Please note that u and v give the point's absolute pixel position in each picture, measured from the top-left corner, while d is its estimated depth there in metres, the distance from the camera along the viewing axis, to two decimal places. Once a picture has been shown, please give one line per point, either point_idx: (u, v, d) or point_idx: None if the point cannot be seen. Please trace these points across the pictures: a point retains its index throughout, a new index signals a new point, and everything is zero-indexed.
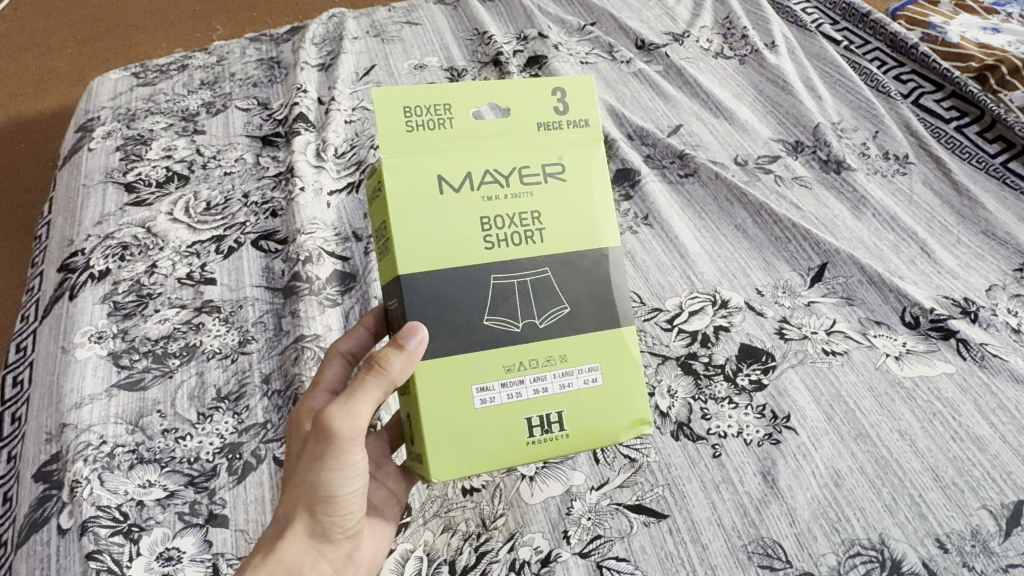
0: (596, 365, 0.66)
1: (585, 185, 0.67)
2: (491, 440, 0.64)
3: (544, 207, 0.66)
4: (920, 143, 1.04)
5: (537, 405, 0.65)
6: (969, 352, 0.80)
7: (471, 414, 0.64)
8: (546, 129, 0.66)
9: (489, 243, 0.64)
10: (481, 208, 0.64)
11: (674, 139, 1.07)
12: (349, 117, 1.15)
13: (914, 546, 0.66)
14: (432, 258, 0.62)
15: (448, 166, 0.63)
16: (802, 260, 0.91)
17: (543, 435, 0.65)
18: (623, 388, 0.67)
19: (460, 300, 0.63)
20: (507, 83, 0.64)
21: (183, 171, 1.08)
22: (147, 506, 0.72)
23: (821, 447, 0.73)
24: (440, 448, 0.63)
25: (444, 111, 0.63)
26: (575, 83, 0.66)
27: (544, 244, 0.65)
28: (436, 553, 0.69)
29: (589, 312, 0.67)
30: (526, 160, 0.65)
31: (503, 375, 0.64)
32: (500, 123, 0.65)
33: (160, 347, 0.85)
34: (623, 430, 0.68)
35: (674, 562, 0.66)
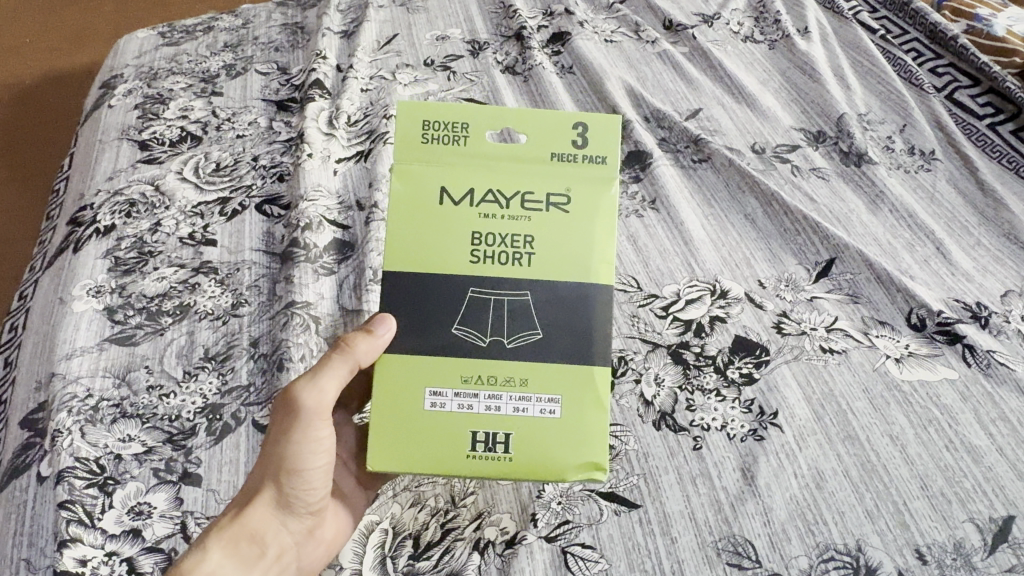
0: (556, 398, 0.66)
1: (586, 220, 0.68)
2: (433, 445, 0.65)
3: (539, 233, 0.68)
4: (949, 139, 1.00)
5: (486, 422, 0.66)
6: (974, 358, 0.77)
7: (421, 417, 0.66)
8: (559, 160, 0.68)
9: (476, 258, 0.67)
10: (476, 223, 0.67)
11: (691, 123, 1.05)
12: (365, 85, 1.15)
13: (892, 555, 0.64)
14: (422, 262, 0.67)
15: (453, 179, 0.68)
16: (809, 254, 0.88)
17: (486, 453, 0.65)
18: (583, 428, 0.66)
19: (434, 306, 0.67)
20: (529, 111, 0.68)
21: (197, 132, 1.08)
22: (124, 460, 0.72)
23: (807, 446, 0.71)
24: (383, 441, 0.65)
25: (462, 130, 0.68)
26: (600, 121, 0.68)
27: (531, 268, 0.67)
28: (401, 526, 0.68)
29: (558, 344, 0.67)
30: (531, 186, 0.68)
31: (458, 384, 0.66)
32: (515, 149, 0.68)
33: (155, 304, 0.86)
34: (573, 469, 0.66)
35: (640, 553, 0.65)
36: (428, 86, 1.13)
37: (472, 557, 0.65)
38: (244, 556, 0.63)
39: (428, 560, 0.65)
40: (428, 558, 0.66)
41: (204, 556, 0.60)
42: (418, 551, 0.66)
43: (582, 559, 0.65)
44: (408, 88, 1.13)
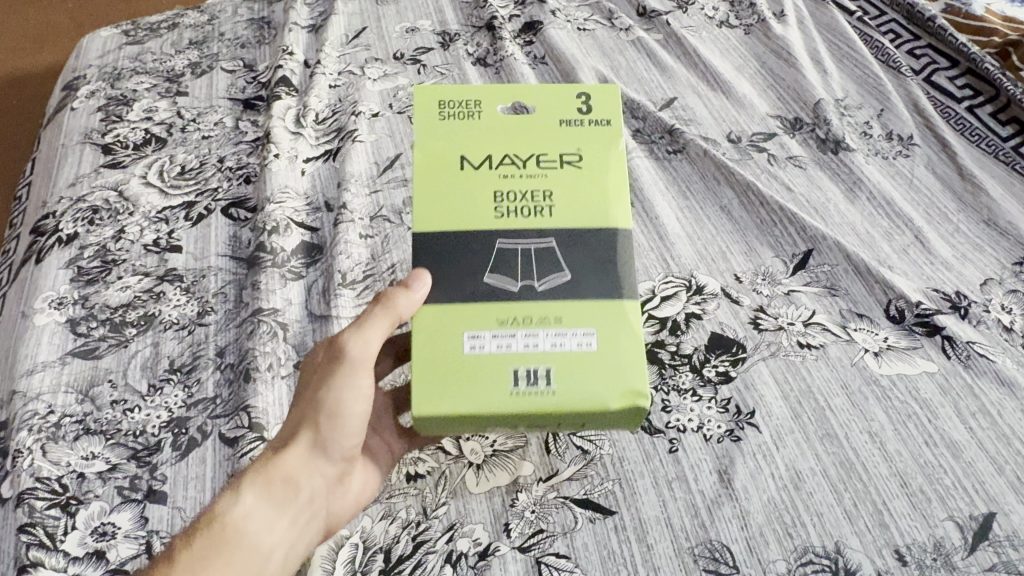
0: (592, 330, 0.63)
1: (600, 176, 0.67)
2: (477, 384, 0.61)
3: (558, 188, 0.67)
4: (927, 123, 0.98)
5: (528, 356, 0.62)
6: (954, 350, 0.76)
7: (461, 357, 0.62)
8: (568, 125, 0.69)
9: (501, 212, 0.66)
10: (497, 183, 0.67)
11: (665, 113, 1.03)
12: (334, 81, 1.12)
13: (871, 557, 0.63)
14: (446, 220, 0.66)
15: (472, 149, 0.68)
16: (786, 245, 0.86)
17: (528, 387, 0.61)
18: (623, 354, 0.62)
19: (463, 261, 0.65)
20: (537, 82, 0.70)
21: (162, 134, 1.06)
22: (87, 479, 0.70)
23: (785, 446, 0.70)
24: (426, 383, 0.62)
25: (475, 107, 0.69)
26: (600, 90, 0.70)
27: (554, 215, 0.66)
28: (372, 539, 0.66)
29: (589, 285, 0.64)
30: (545, 148, 0.68)
31: (496, 326, 0.63)
32: (527, 117, 0.69)
33: (119, 315, 0.84)
34: (615, 400, 0.61)
35: (616, 561, 0.64)
36: (398, 81, 1.11)
37: (444, 570, 0.64)
38: (279, 500, 0.64)
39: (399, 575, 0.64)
40: (399, 573, 0.64)
41: (238, 498, 0.62)
42: (388, 565, 0.64)
43: (556, 569, 0.64)
44: (377, 83, 1.11)
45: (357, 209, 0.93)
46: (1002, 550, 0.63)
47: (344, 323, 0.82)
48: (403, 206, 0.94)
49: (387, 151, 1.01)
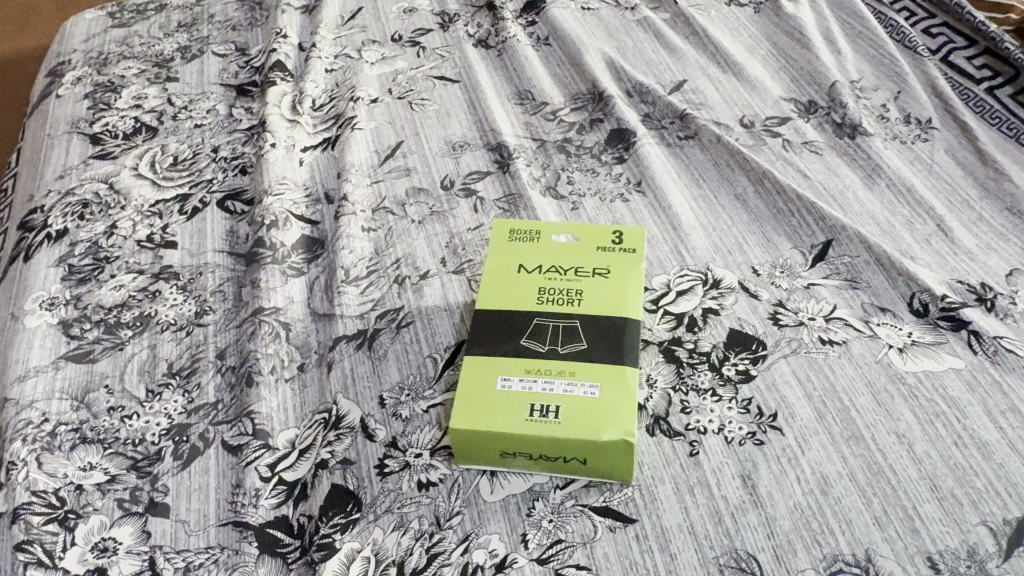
0: (601, 382, 0.65)
1: (625, 282, 0.72)
2: (501, 412, 0.64)
3: (590, 290, 0.72)
4: (946, 106, 0.95)
5: (541, 397, 0.65)
6: (981, 345, 0.73)
7: (484, 390, 0.66)
8: (604, 253, 0.75)
9: (541, 301, 0.71)
10: (541, 283, 0.73)
11: (675, 97, 0.99)
12: (330, 65, 1.09)
13: (903, 566, 0.61)
14: (500, 302, 0.72)
15: (529, 259, 0.75)
16: (804, 236, 0.83)
17: (540, 418, 0.64)
18: (624, 406, 0.64)
19: (504, 330, 0.70)
20: (581, 226, 0.77)
21: (152, 122, 1.02)
22: (85, 492, 0.68)
23: (810, 449, 0.68)
24: (461, 407, 0.65)
25: (535, 234, 0.77)
26: (633, 231, 0.76)
27: (583, 306, 0.70)
28: (384, 552, 0.63)
29: (602, 351, 0.67)
30: (584, 264, 0.74)
31: (526, 372, 0.66)
32: (570, 250, 0.75)
33: (113, 316, 0.81)
34: (609, 437, 0.62)
35: (639, 572, 0.62)
36: (397, 65, 1.07)
37: None
38: None
39: None
40: None
41: None
42: None
43: None
44: (376, 66, 1.07)
45: (358, 201, 0.90)
46: None
47: (348, 322, 0.79)
48: (406, 197, 0.91)
49: (388, 139, 0.97)
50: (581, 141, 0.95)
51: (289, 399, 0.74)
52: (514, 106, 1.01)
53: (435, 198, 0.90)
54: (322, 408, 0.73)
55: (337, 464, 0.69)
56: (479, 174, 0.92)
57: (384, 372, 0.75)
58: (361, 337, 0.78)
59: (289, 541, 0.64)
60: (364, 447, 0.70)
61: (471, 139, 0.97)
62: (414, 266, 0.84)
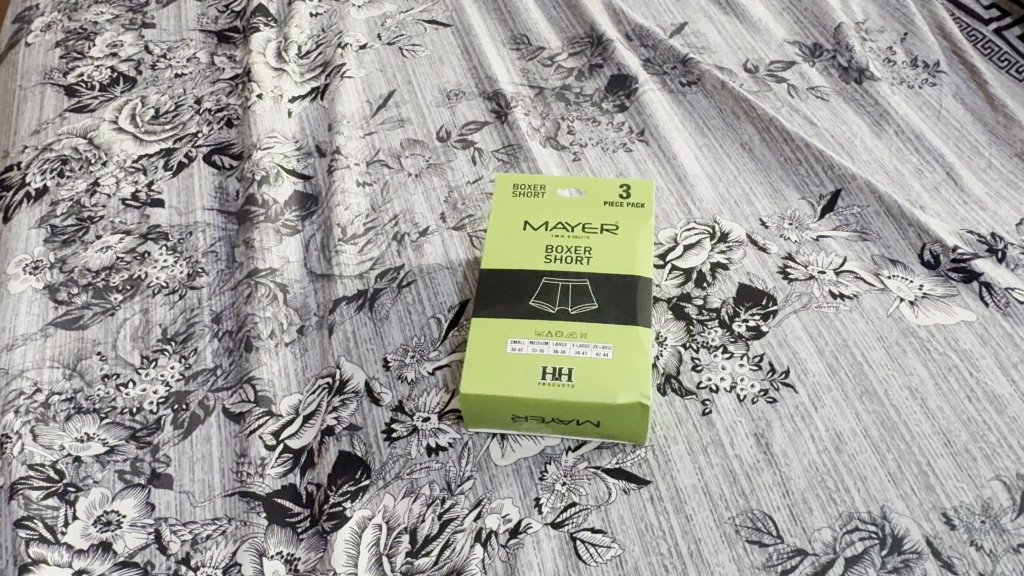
0: (613, 343, 0.64)
1: (633, 238, 0.70)
2: (511, 374, 0.63)
3: (598, 246, 0.70)
4: (954, 48, 0.93)
5: (553, 358, 0.63)
6: (992, 297, 0.73)
7: (494, 353, 0.64)
8: (610, 207, 0.73)
9: (549, 260, 0.69)
10: (548, 241, 0.71)
11: (676, 41, 0.96)
12: (315, 8, 1.04)
13: (918, 522, 0.61)
14: (507, 262, 0.69)
15: (534, 215, 0.72)
16: (813, 186, 0.82)
17: (552, 381, 0.62)
18: (638, 367, 0.62)
19: (512, 291, 0.67)
20: (585, 178, 0.75)
21: (130, 72, 0.97)
22: (84, 464, 0.66)
23: (823, 406, 0.67)
24: (472, 370, 0.63)
25: (540, 189, 0.74)
26: (640, 183, 0.74)
27: (591, 263, 0.69)
28: (396, 520, 0.62)
29: (613, 310, 0.66)
30: (590, 219, 0.72)
31: (535, 334, 0.65)
32: (576, 205, 0.73)
33: (102, 279, 0.78)
34: (624, 398, 0.61)
35: (654, 534, 0.61)
36: (385, 8, 1.03)
37: (475, 550, 0.61)
38: None
39: (428, 557, 0.60)
40: (427, 554, 0.60)
41: None
42: (416, 547, 0.61)
43: (592, 545, 0.61)
44: (363, 10, 1.03)
45: (352, 154, 0.87)
46: None
47: (347, 283, 0.76)
48: (401, 149, 0.87)
49: (380, 88, 0.94)
50: (581, 88, 0.92)
51: (290, 363, 0.72)
52: (510, 51, 0.97)
53: (431, 149, 0.87)
54: (325, 371, 0.71)
55: (343, 430, 0.67)
56: (476, 124, 0.89)
57: (387, 334, 0.73)
58: (362, 298, 0.75)
59: (298, 510, 0.63)
60: (371, 412, 0.68)
61: (466, 87, 0.93)
62: (413, 222, 0.81)
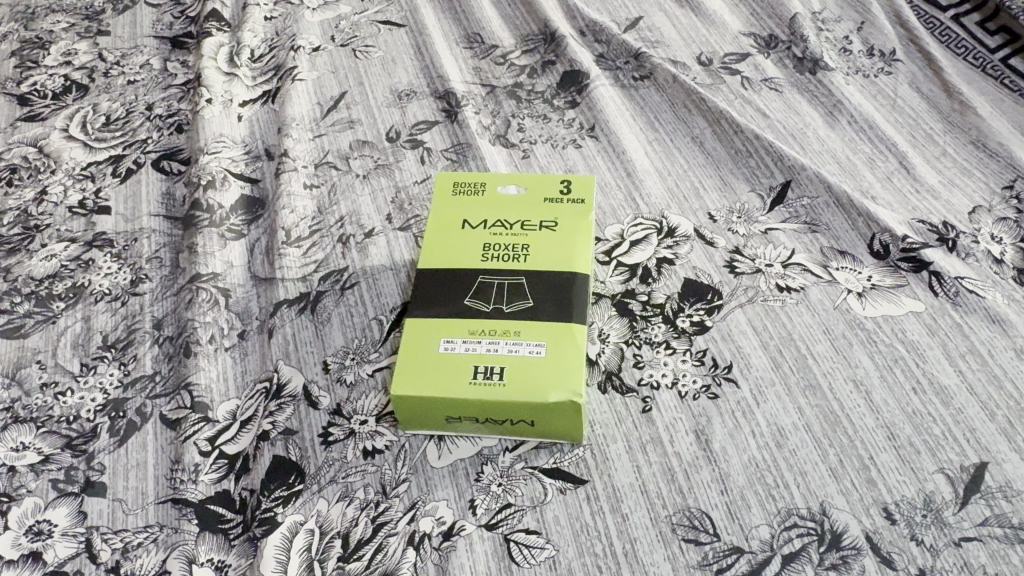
0: (547, 341, 0.63)
1: (572, 235, 0.69)
2: (442, 375, 0.62)
3: (536, 243, 0.69)
4: (910, 36, 0.92)
5: (485, 358, 0.62)
6: (941, 287, 0.71)
7: (427, 353, 0.63)
8: (551, 204, 0.72)
9: (486, 258, 0.68)
10: (486, 239, 0.70)
11: (630, 35, 0.95)
12: (270, 12, 1.03)
13: (858, 518, 0.59)
14: (444, 261, 0.69)
15: (473, 213, 0.72)
16: (763, 178, 0.81)
17: (483, 380, 0.61)
18: (570, 364, 0.61)
19: (448, 291, 0.67)
20: (527, 175, 0.74)
21: (83, 80, 0.96)
22: (18, 474, 0.65)
23: (765, 401, 0.66)
24: (404, 371, 0.62)
25: (480, 187, 0.74)
26: (582, 179, 0.73)
27: (528, 260, 0.68)
28: (328, 524, 0.61)
29: (548, 308, 0.65)
30: (530, 216, 0.71)
31: (469, 333, 0.64)
32: (516, 203, 0.72)
33: (45, 287, 0.77)
34: (554, 397, 0.60)
35: (589, 535, 0.60)
36: (340, 9, 1.02)
37: (407, 554, 0.60)
38: None
39: (359, 561, 0.59)
40: (359, 559, 0.59)
41: None
42: (347, 552, 0.60)
43: (525, 547, 0.60)
44: (317, 12, 1.02)
45: (299, 157, 0.86)
46: (995, 502, 0.59)
47: (289, 286, 0.76)
48: (350, 150, 0.87)
49: (331, 90, 0.93)
50: (532, 85, 0.91)
51: (229, 368, 0.71)
52: (463, 50, 0.96)
53: (380, 150, 0.86)
54: (264, 376, 0.70)
55: (279, 434, 0.66)
56: (426, 124, 0.88)
57: (327, 337, 0.72)
58: (304, 301, 0.75)
59: (231, 517, 0.62)
60: (308, 416, 0.67)
61: (418, 87, 0.92)
62: (358, 223, 0.80)
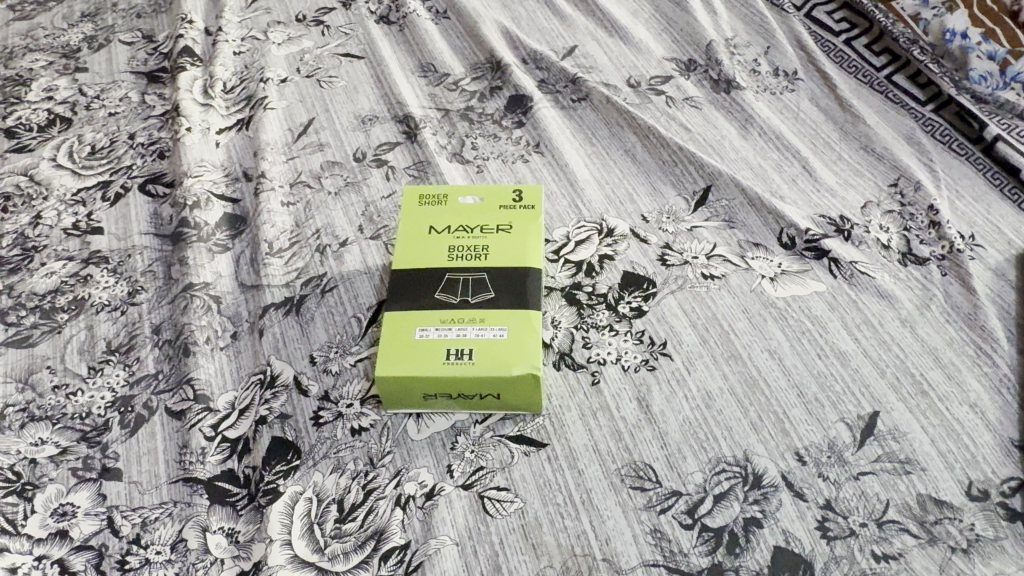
0: (508, 325, 0.73)
1: (525, 236, 0.80)
2: (420, 358, 0.71)
3: (495, 244, 0.79)
4: (810, 58, 1.05)
5: (456, 341, 0.72)
6: (839, 270, 0.84)
7: (405, 340, 0.73)
8: (505, 210, 0.82)
9: (451, 258, 0.78)
10: (450, 242, 0.80)
11: (567, 62, 1.07)
12: (237, 47, 1.12)
13: (775, 461, 0.71)
14: (415, 262, 0.78)
15: (438, 220, 0.82)
16: (687, 183, 0.93)
17: (455, 360, 0.71)
18: (529, 344, 0.72)
19: (419, 287, 0.77)
20: (484, 186, 0.84)
21: (65, 113, 1.04)
22: (39, 464, 0.73)
23: (695, 370, 0.77)
24: (386, 356, 0.72)
25: (442, 198, 0.84)
26: (532, 189, 0.84)
27: (488, 259, 0.78)
28: (324, 492, 0.70)
29: (507, 298, 0.75)
30: (488, 221, 0.81)
31: (440, 322, 0.74)
32: (475, 209, 0.82)
33: (48, 301, 0.85)
34: (518, 371, 0.70)
35: (552, 488, 0.70)
36: (303, 44, 1.12)
37: (395, 513, 0.69)
38: None
39: (354, 521, 0.69)
40: (353, 520, 0.69)
41: None
42: (343, 514, 0.69)
43: (498, 501, 0.70)
44: (282, 47, 1.12)
45: (275, 177, 0.95)
46: (886, 442, 0.72)
47: (275, 291, 0.85)
48: (321, 171, 0.96)
49: (300, 116, 1.02)
50: (482, 108, 1.02)
51: (225, 365, 0.79)
52: (418, 78, 1.07)
53: (349, 170, 0.96)
54: (257, 370, 0.79)
55: (275, 418, 0.75)
56: (389, 145, 0.98)
57: (311, 334, 0.81)
58: (288, 304, 0.84)
59: (237, 491, 0.71)
60: (300, 402, 0.76)
61: (379, 112, 1.02)
62: (333, 235, 0.90)
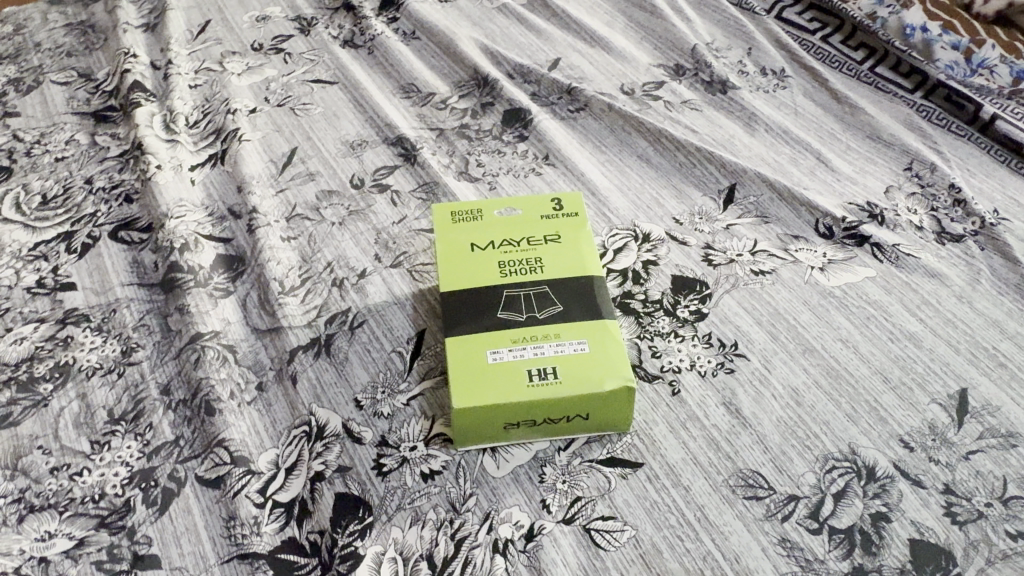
0: (587, 338, 0.66)
1: (577, 245, 0.74)
2: (500, 383, 0.64)
3: (548, 255, 0.73)
4: (793, 56, 1.05)
5: (535, 361, 0.65)
6: (884, 254, 0.82)
7: (478, 365, 0.65)
8: (548, 219, 0.76)
9: (505, 274, 0.71)
10: (498, 257, 0.73)
11: (556, 74, 1.03)
12: (192, 80, 1.02)
13: (883, 451, 0.67)
14: (465, 283, 0.71)
15: (479, 236, 0.75)
16: (710, 183, 0.90)
17: (540, 381, 0.64)
18: (616, 355, 0.65)
19: (478, 307, 0.69)
20: (519, 198, 0.78)
21: (3, 162, 0.91)
22: (52, 563, 0.60)
23: (775, 368, 0.73)
24: (461, 385, 0.64)
25: (476, 214, 0.77)
26: (570, 197, 0.79)
27: (545, 271, 0.72)
28: (409, 548, 0.61)
29: (578, 310, 0.69)
30: (533, 233, 0.75)
31: (512, 341, 0.66)
32: (516, 222, 0.76)
33: (24, 371, 0.72)
34: (611, 385, 0.64)
35: (662, 510, 0.64)
36: (266, 73, 1.03)
37: (496, 561, 0.61)
38: None
39: None
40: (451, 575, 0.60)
41: None
42: (438, 570, 0.60)
43: (607, 532, 0.62)
44: (243, 76, 1.02)
45: (268, 212, 0.86)
46: (984, 418, 0.69)
47: (298, 333, 0.75)
48: (318, 201, 0.87)
49: (280, 147, 0.93)
50: (478, 125, 0.96)
51: (258, 420, 0.69)
52: (401, 99, 1.00)
53: (349, 198, 0.88)
54: (298, 422, 0.69)
55: (332, 473, 0.65)
56: (387, 169, 0.91)
57: (351, 375, 0.72)
58: (317, 345, 0.74)
59: (305, 562, 0.60)
60: (356, 452, 0.67)
61: (368, 136, 0.95)
62: (348, 266, 0.81)
